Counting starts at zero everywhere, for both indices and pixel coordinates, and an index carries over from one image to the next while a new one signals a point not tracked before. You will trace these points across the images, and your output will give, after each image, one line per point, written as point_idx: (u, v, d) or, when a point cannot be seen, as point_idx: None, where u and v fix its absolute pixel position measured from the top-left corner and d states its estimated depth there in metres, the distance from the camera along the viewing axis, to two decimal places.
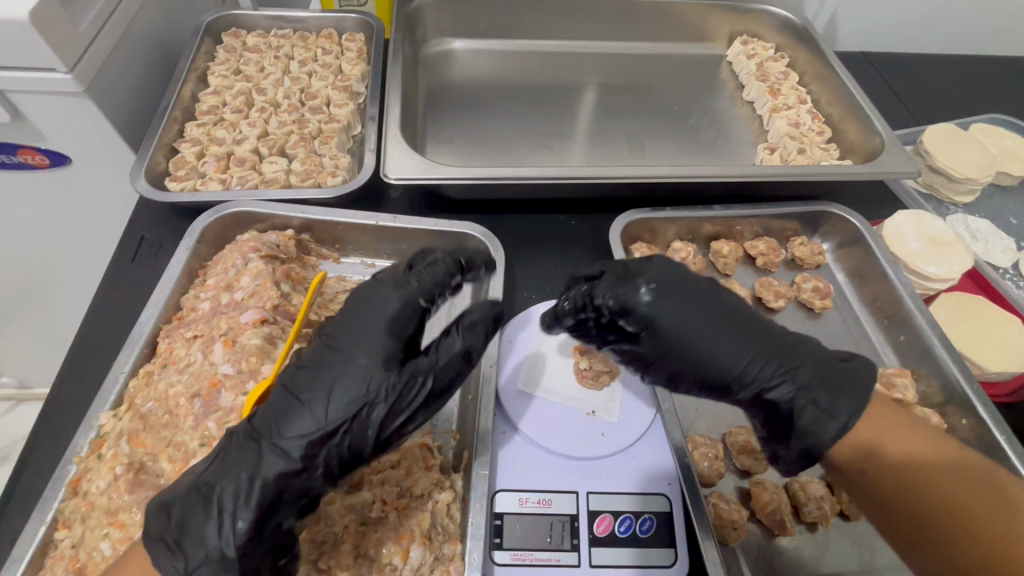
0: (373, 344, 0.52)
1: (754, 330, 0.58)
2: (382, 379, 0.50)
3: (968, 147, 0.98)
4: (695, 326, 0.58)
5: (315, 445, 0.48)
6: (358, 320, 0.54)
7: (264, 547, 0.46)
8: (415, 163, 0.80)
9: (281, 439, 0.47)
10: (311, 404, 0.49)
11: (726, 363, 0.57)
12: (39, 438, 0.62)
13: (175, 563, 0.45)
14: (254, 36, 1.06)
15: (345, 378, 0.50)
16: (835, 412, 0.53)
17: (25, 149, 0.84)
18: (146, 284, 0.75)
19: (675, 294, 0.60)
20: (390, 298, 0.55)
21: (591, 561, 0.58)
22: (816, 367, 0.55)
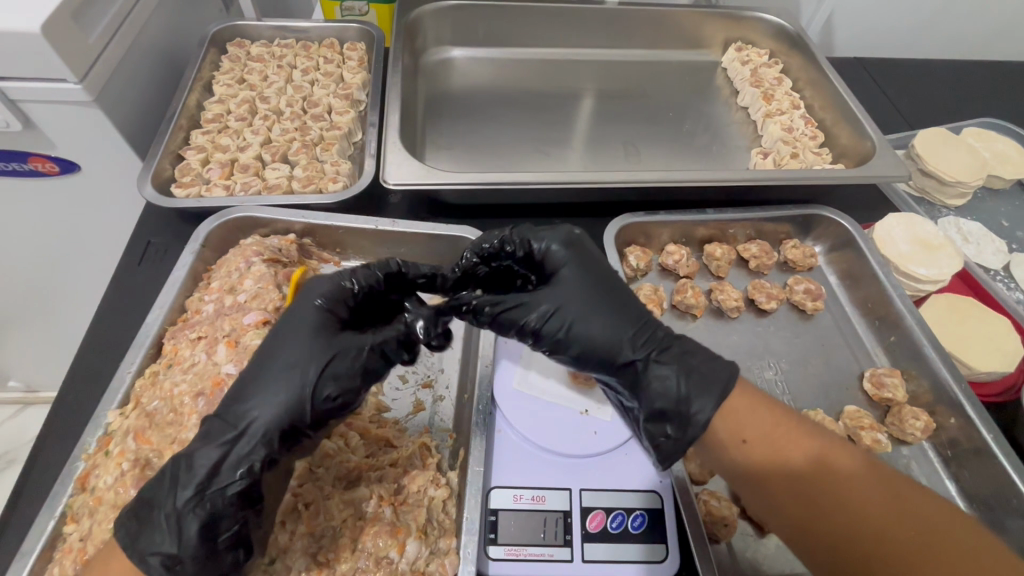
0: (308, 324, 0.55)
1: (611, 306, 0.59)
2: (319, 353, 0.53)
3: (959, 151, 0.99)
4: (593, 302, 0.59)
5: (257, 414, 0.50)
6: (292, 309, 0.56)
7: (202, 514, 0.46)
8: (414, 169, 0.82)
9: (227, 413, 0.50)
10: (255, 380, 0.52)
11: (601, 328, 0.58)
12: (46, 436, 0.64)
13: (131, 529, 0.46)
14: (258, 47, 1.09)
15: (280, 358, 0.52)
16: (709, 393, 0.55)
17: (36, 157, 0.86)
18: (152, 287, 0.78)
19: (583, 264, 0.61)
20: (325, 288, 0.58)
21: (583, 556, 0.59)
22: (688, 348, 0.59)
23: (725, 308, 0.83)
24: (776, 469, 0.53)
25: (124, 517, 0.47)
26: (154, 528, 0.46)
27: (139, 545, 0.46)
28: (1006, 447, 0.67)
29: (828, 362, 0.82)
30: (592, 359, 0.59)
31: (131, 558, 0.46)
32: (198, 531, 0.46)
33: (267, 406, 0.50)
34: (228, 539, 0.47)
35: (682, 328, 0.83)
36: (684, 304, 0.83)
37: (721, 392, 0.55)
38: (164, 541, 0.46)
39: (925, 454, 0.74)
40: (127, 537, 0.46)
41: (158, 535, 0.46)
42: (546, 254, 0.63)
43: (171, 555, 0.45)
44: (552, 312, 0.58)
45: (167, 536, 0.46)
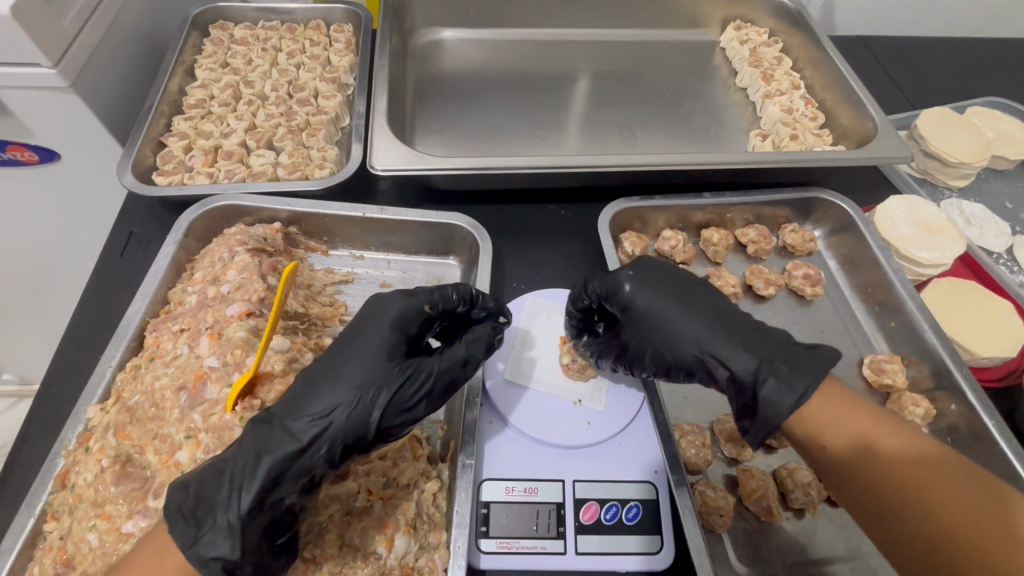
0: (378, 344, 0.54)
1: (695, 306, 0.62)
2: (389, 378, 0.52)
3: (963, 131, 0.97)
4: (675, 321, 0.61)
5: (324, 431, 0.49)
6: (363, 326, 0.56)
7: (263, 522, 0.47)
8: (402, 154, 0.79)
9: (291, 421, 0.50)
10: (322, 390, 0.51)
11: (683, 346, 0.61)
12: (28, 432, 0.62)
13: (187, 531, 0.45)
14: (242, 29, 1.05)
15: (352, 372, 0.52)
16: (797, 385, 0.53)
17: (14, 145, 0.83)
18: (135, 278, 0.76)
19: (655, 286, 0.64)
20: (395, 305, 0.57)
21: (577, 548, 0.58)
22: (777, 349, 0.57)
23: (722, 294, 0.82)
24: (844, 450, 0.51)
25: (174, 514, 0.45)
26: (215, 532, 0.45)
27: (197, 548, 0.44)
28: (1008, 434, 0.65)
29: None
30: (686, 373, 0.62)
31: (189, 561, 0.44)
32: (260, 539, 0.46)
33: (333, 425, 0.50)
34: (283, 542, 0.48)
35: None
36: None
37: (810, 381, 0.53)
38: (225, 546, 0.45)
39: None
40: (186, 539, 0.44)
41: (217, 540, 0.45)
42: (617, 286, 0.65)
43: (232, 561, 0.45)
44: (640, 343, 0.63)
45: (228, 541, 0.45)
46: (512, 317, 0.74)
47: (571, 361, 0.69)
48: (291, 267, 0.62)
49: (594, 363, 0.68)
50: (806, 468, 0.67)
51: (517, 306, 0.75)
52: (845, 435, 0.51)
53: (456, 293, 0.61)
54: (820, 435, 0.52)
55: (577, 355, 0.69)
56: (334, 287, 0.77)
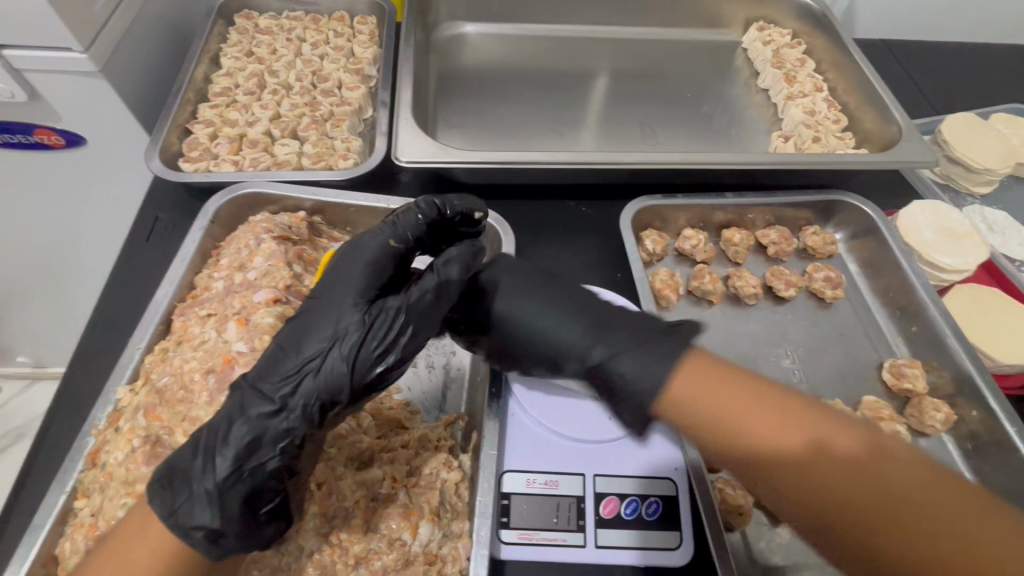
0: (349, 289, 0.53)
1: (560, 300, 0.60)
2: (358, 324, 0.51)
3: (988, 138, 0.96)
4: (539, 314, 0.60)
5: (292, 388, 0.48)
6: (332, 276, 0.55)
7: (246, 484, 0.46)
8: (427, 146, 0.80)
9: (263, 383, 0.49)
10: (291, 348, 0.51)
11: (566, 340, 0.58)
12: (56, 412, 0.63)
13: (166, 499, 0.45)
14: (267, 19, 1.06)
15: (318, 324, 0.51)
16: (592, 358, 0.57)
17: (41, 129, 0.84)
18: (160, 263, 0.76)
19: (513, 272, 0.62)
20: (367, 244, 0.57)
21: (596, 541, 0.58)
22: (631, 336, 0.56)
23: (742, 294, 0.82)
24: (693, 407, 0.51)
25: (155, 485, 0.46)
26: (192, 502, 0.44)
27: (176, 518, 0.44)
28: None
29: (847, 352, 0.80)
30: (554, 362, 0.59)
31: (169, 530, 0.44)
32: (240, 506, 0.46)
33: (301, 381, 0.49)
34: (269, 510, 0.48)
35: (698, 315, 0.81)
36: (701, 290, 0.81)
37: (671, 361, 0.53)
38: (204, 516, 0.44)
39: (943, 447, 0.73)
40: (164, 509, 0.45)
41: (196, 507, 0.45)
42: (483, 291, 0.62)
43: (213, 529, 0.44)
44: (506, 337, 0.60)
45: (206, 510, 0.45)
46: None
47: None
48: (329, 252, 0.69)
49: None
50: None
51: None
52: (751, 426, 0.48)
53: (423, 216, 0.60)
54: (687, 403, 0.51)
55: None
56: None
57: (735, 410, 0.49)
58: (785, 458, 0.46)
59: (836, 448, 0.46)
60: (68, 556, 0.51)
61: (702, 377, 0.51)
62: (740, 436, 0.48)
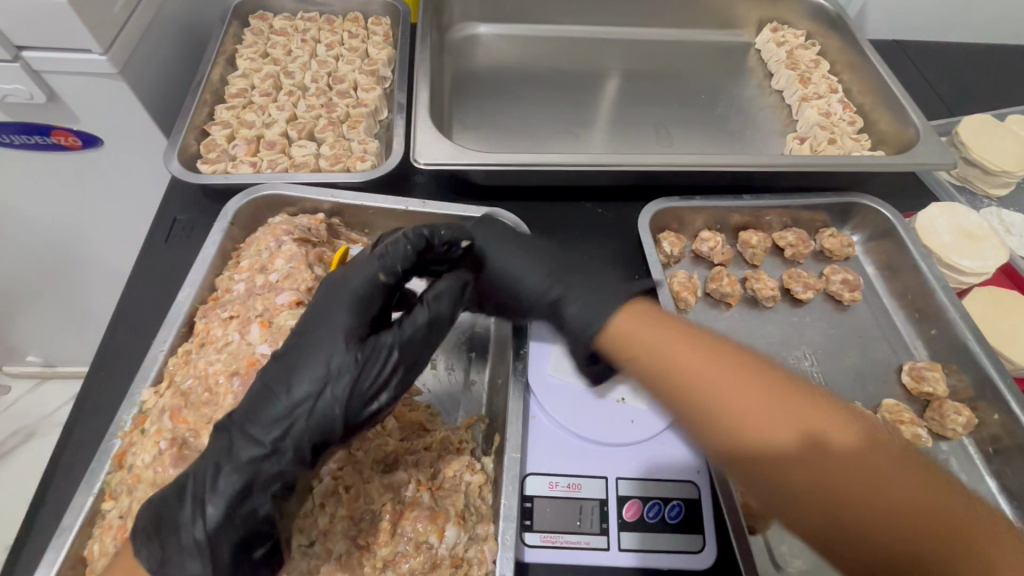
0: (335, 328, 0.52)
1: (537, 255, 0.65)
2: (352, 365, 0.51)
3: (1005, 139, 0.96)
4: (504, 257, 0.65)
5: (285, 433, 0.49)
6: (321, 312, 0.53)
7: (237, 532, 0.47)
8: (446, 148, 0.80)
9: (250, 427, 0.49)
10: (278, 389, 0.50)
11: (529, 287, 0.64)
12: (79, 413, 0.64)
13: (152, 551, 0.46)
14: (281, 20, 1.06)
15: (305, 362, 0.51)
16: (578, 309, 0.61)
17: (60, 130, 0.85)
18: (179, 264, 0.77)
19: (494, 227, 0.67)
20: (353, 280, 0.54)
21: (620, 545, 0.58)
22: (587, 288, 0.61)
23: (761, 296, 0.82)
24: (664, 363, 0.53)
25: (141, 535, 0.46)
26: (182, 553, 0.46)
27: (165, 569, 0.45)
28: None
29: (866, 354, 0.80)
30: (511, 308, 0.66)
31: None
32: (233, 553, 0.46)
33: (295, 426, 0.49)
34: (262, 554, 0.48)
35: (716, 317, 0.81)
36: (718, 292, 0.81)
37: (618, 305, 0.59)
38: (195, 566, 0.45)
39: (965, 451, 0.72)
40: (152, 560, 0.46)
41: (187, 557, 0.46)
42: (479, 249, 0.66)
43: None
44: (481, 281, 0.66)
45: (196, 560, 0.46)
46: None
47: None
48: (344, 251, 0.68)
49: None
50: None
51: None
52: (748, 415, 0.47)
53: (408, 246, 0.59)
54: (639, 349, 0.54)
55: None
56: None
57: (725, 395, 0.49)
58: (781, 459, 0.46)
59: (831, 441, 0.46)
60: (97, 557, 0.51)
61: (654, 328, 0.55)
62: (732, 425, 0.48)
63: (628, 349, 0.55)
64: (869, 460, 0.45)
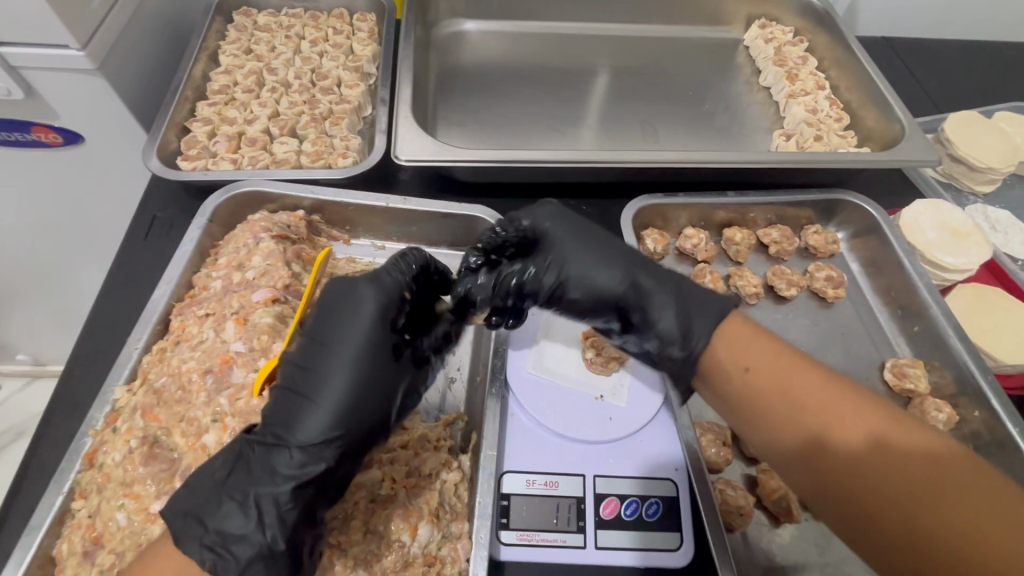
0: (365, 343, 0.52)
1: (611, 250, 0.64)
2: (379, 376, 0.52)
3: (990, 136, 0.96)
4: (582, 253, 0.64)
5: (329, 422, 0.49)
6: (339, 318, 0.54)
7: (306, 532, 0.48)
8: (427, 144, 0.79)
9: (299, 438, 0.48)
10: (317, 399, 0.50)
11: (610, 286, 0.62)
12: (54, 412, 0.63)
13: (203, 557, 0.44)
14: (266, 16, 1.05)
15: (338, 375, 0.51)
16: (697, 321, 0.59)
17: (39, 127, 0.84)
18: (158, 262, 0.76)
19: (569, 217, 0.66)
20: (367, 298, 0.54)
21: (596, 543, 0.58)
22: (685, 293, 0.61)
23: (744, 294, 0.82)
24: (754, 376, 0.54)
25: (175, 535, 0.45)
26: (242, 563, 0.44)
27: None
28: None
29: (848, 351, 0.79)
30: (607, 313, 0.63)
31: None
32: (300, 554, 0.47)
33: (333, 420, 0.49)
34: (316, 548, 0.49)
35: None
36: None
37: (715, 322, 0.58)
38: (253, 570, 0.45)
39: None
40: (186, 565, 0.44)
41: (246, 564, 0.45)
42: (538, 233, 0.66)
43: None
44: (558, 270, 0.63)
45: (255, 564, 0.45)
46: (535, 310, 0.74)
47: (596, 355, 0.69)
48: (325, 253, 0.66)
49: (617, 359, 0.69)
50: None
51: None
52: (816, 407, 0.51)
53: (418, 263, 0.60)
54: (744, 360, 0.55)
55: (601, 349, 0.69)
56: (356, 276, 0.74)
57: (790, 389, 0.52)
58: (842, 456, 0.48)
59: (903, 443, 0.47)
60: (66, 557, 0.51)
61: (747, 340, 0.56)
62: (805, 420, 0.51)
63: (737, 361, 0.56)
64: (954, 468, 0.44)
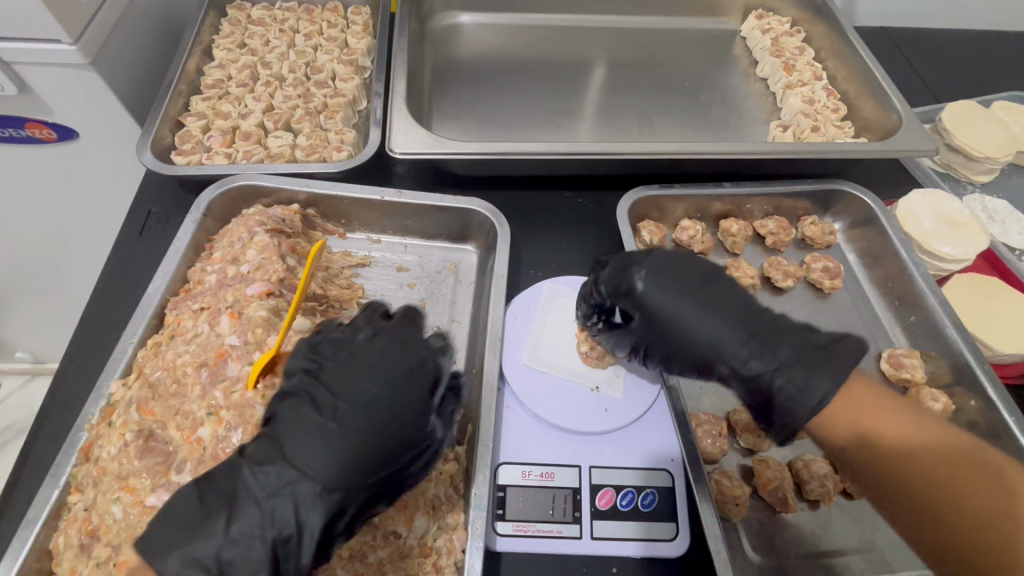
0: (393, 388, 0.52)
1: (719, 299, 0.60)
2: (393, 430, 0.50)
3: (988, 125, 0.95)
4: (682, 302, 0.60)
5: (337, 458, 0.47)
6: (380, 351, 0.54)
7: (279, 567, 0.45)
8: (421, 137, 0.79)
9: (291, 466, 0.47)
10: (326, 432, 0.48)
11: (704, 338, 0.59)
12: (50, 407, 0.63)
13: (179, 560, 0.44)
14: (259, 9, 1.05)
15: (352, 418, 0.49)
16: (818, 383, 0.54)
17: (33, 123, 0.84)
18: (153, 257, 0.76)
19: (666, 279, 0.61)
20: (408, 345, 0.55)
21: (592, 533, 0.58)
22: (797, 348, 0.56)
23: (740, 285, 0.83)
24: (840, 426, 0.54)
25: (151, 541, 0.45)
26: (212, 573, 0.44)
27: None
28: None
29: None
30: (699, 366, 0.61)
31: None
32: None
33: (349, 462, 0.47)
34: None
35: None
36: None
37: (840, 380, 0.54)
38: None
39: None
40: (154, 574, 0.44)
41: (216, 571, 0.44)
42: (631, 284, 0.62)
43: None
44: (654, 334, 0.62)
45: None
46: (531, 303, 0.74)
47: (590, 349, 0.69)
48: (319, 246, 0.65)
49: (612, 352, 0.69)
50: (823, 460, 0.67)
51: (534, 291, 0.76)
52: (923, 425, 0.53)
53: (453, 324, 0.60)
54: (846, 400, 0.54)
55: (594, 344, 0.69)
56: (351, 271, 0.77)
57: (868, 419, 0.54)
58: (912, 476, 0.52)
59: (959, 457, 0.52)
60: (63, 550, 0.51)
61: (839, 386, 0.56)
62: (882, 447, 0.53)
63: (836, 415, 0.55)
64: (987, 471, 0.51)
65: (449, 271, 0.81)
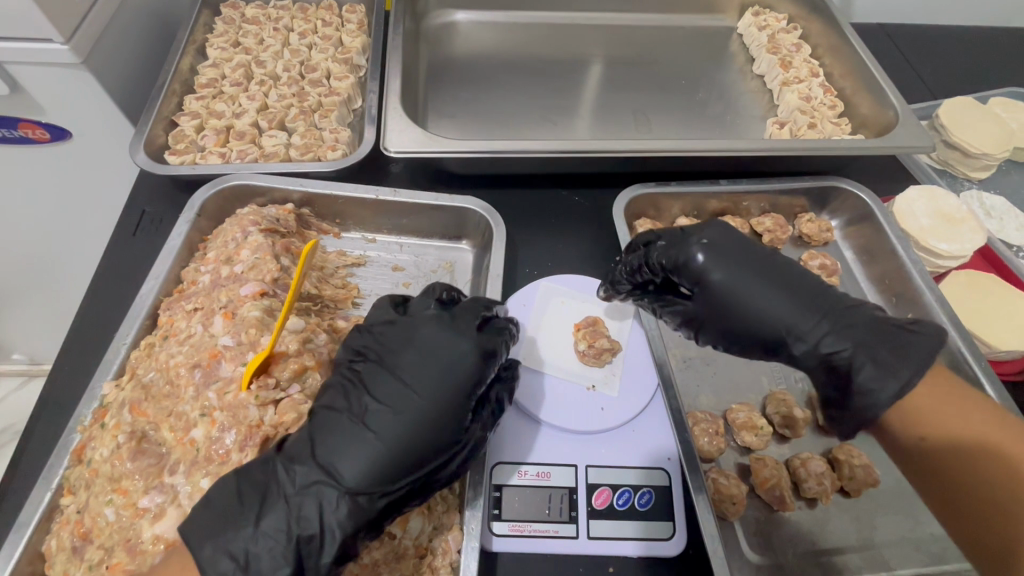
0: (428, 386, 0.52)
1: (790, 280, 0.60)
2: (427, 428, 0.50)
3: (985, 122, 0.95)
4: (751, 279, 0.60)
5: (370, 461, 0.48)
6: (422, 347, 0.54)
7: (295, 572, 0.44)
8: (416, 136, 0.78)
9: (319, 464, 0.48)
10: (359, 432, 0.49)
11: (778, 317, 0.59)
12: (43, 409, 0.63)
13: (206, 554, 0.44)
14: (253, 8, 1.04)
15: (385, 418, 0.50)
16: (898, 372, 0.54)
17: (25, 123, 0.83)
18: (146, 257, 0.75)
19: (730, 256, 0.61)
20: (444, 336, 0.55)
21: (588, 532, 0.58)
22: (872, 330, 0.57)
23: None
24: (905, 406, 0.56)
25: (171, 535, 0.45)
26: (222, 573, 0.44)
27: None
28: None
29: None
30: (762, 346, 0.61)
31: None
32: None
33: (382, 461, 0.48)
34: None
35: None
36: None
37: (920, 366, 0.54)
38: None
39: None
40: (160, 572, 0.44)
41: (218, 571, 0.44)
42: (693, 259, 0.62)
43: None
44: (720, 312, 0.61)
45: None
46: (527, 303, 0.74)
47: (588, 347, 0.68)
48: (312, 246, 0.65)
49: (609, 351, 0.68)
50: (820, 458, 0.67)
51: (530, 291, 0.75)
52: (940, 428, 0.53)
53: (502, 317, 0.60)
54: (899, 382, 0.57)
55: (593, 341, 0.68)
56: (346, 271, 0.77)
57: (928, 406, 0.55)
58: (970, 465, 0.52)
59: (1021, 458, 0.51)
60: (56, 552, 0.51)
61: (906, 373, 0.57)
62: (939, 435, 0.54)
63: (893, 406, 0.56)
64: None
65: (445, 270, 0.80)
